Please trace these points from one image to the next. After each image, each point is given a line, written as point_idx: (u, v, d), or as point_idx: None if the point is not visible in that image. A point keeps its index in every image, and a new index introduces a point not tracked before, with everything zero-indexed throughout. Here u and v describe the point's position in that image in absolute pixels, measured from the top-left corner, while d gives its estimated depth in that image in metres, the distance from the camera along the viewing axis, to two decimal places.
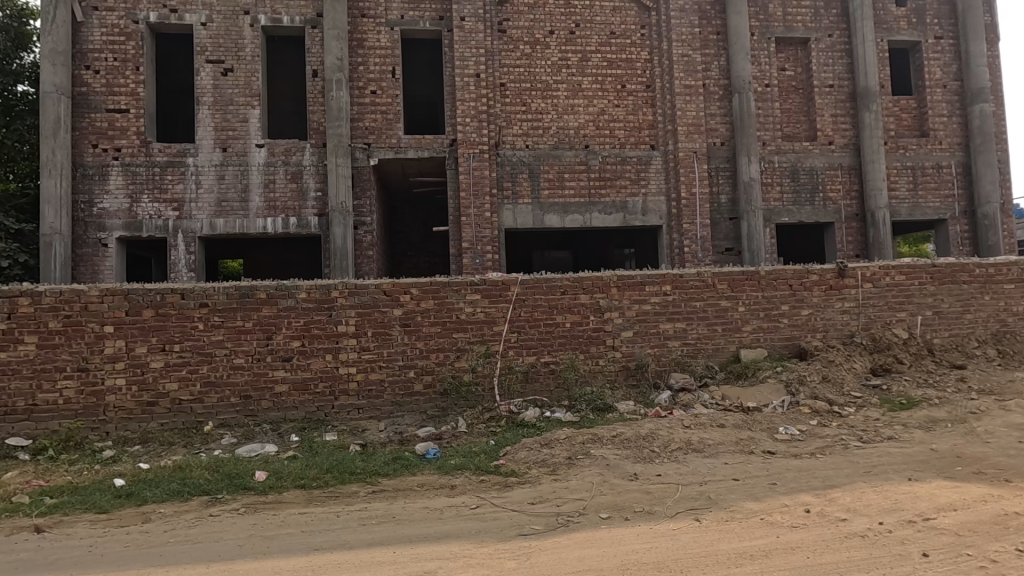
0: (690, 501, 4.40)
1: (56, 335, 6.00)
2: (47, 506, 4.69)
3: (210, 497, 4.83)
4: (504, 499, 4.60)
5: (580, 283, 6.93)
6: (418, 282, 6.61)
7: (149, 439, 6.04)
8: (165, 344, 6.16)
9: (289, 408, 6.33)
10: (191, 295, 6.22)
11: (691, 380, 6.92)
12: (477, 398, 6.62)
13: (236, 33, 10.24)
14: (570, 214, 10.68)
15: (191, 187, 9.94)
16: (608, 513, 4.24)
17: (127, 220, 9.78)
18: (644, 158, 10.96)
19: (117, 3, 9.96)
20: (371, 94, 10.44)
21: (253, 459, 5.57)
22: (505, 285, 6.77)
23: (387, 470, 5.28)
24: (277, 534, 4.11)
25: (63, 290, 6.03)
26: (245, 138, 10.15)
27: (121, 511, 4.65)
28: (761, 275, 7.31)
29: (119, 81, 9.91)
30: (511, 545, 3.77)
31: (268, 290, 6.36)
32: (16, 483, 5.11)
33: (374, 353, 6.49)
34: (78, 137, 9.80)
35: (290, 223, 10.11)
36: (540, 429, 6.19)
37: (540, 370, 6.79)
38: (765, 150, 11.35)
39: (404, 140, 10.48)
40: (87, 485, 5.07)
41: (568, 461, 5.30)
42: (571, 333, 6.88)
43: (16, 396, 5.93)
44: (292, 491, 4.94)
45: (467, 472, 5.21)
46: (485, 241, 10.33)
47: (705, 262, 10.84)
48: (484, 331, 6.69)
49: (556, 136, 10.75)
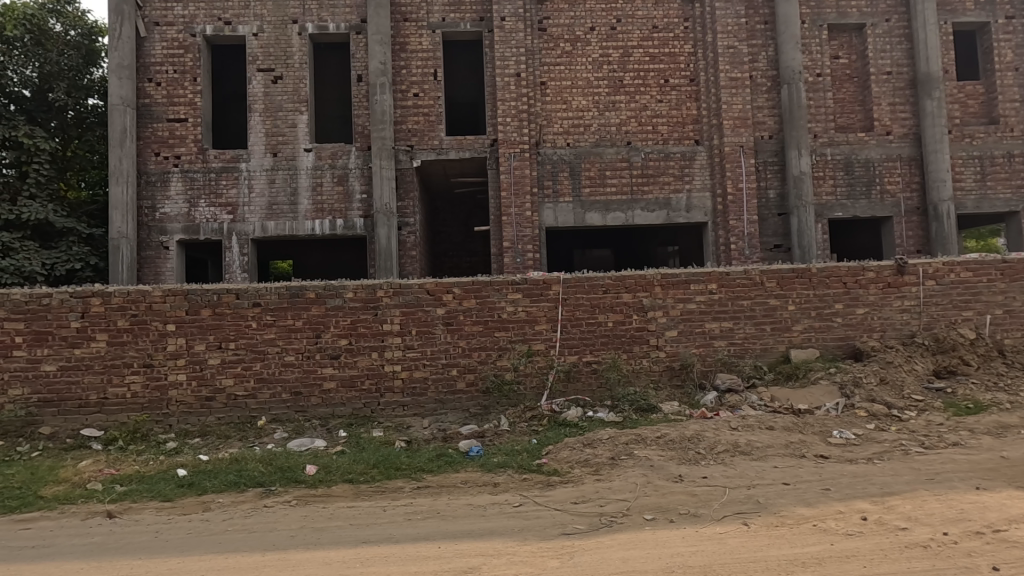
0: (737, 505, 4.29)
1: (124, 332, 6.39)
2: (118, 493, 5.01)
3: (264, 489, 5.04)
4: (547, 498, 4.61)
5: (623, 282, 6.85)
6: (461, 282, 6.69)
7: (208, 432, 6.34)
8: (221, 341, 6.46)
9: (337, 404, 6.53)
10: (245, 295, 6.50)
11: (738, 381, 6.75)
12: (519, 397, 6.66)
13: (285, 42, 10.62)
14: (612, 212, 10.55)
15: (245, 192, 10.38)
16: (652, 515, 4.18)
17: (186, 224, 10.29)
18: (688, 154, 10.73)
19: (177, 18, 10.49)
20: (414, 97, 10.63)
21: (304, 454, 5.77)
22: (547, 284, 6.78)
23: (431, 466, 5.38)
24: (327, 526, 4.25)
25: (130, 291, 6.40)
26: (294, 143, 10.51)
27: (183, 499, 4.92)
28: (813, 272, 7.04)
29: (178, 92, 10.44)
30: (553, 543, 3.78)
31: (317, 290, 6.57)
32: (90, 471, 5.45)
33: (418, 351, 6.62)
34: (142, 146, 10.37)
35: (337, 225, 10.39)
36: (583, 429, 6.18)
37: (582, 370, 6.77)
38: (816, 143, 10.92)
39: (446, 141, 10.62)
40: (153, 474, 5.38)
41: (611, 461, 5.26)
42: (614, 333, 6.82)
43: (89, 389, 6.35)
44: (341, 484, 5.10)
45: (509, 470, 5.25)
46: (526, 240, 10.35)
47: (752, 259, 10.54)
48: (525, 330, 6.71)
49: (598, 133, 10.66)
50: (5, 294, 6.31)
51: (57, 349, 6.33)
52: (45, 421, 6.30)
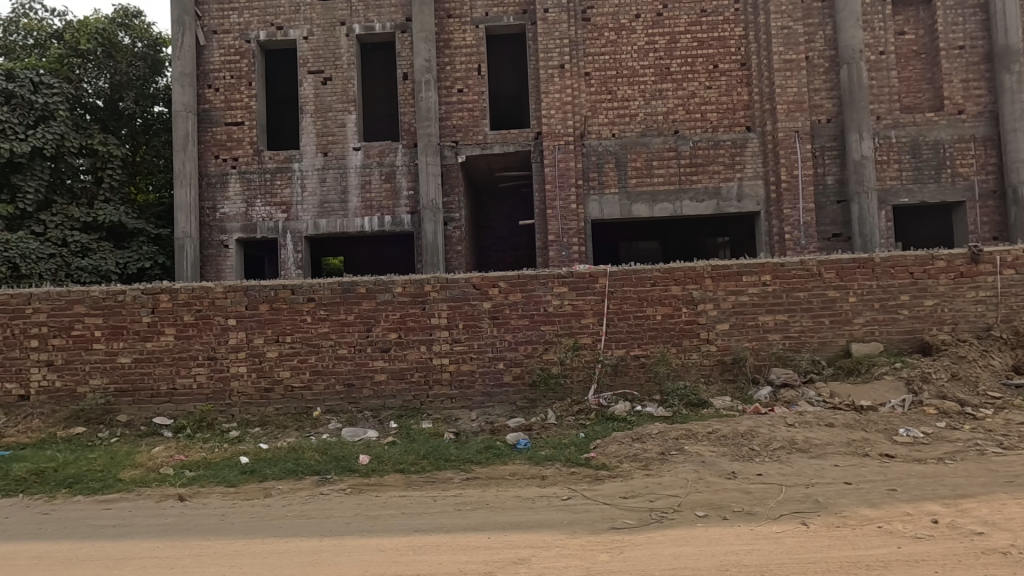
0: (795, 504, 4.14)
1: (190, 327, 6.76)
2: (187, 478, 5.32)
3: (320, 477, 5.24)
4: (595, 492, 4.59)
5: (672, 274, 6.70)
6: (507, 276, 6.71)
7: (267, 422, 6.63)
8: (279, 335, 6.74)
9: (387, 396, 6.70)
10: (300, 291, 6.75)
11: (794, 376, 6.51)
12: (566, 390, 6.64)
13: (334, 43, 10.91)
14: (659, 203, 10.34)
15: (298, 191, 10.74)
16: (704, 512, 4.09)
17: (244, 223, 10.75)
18: (739, 141, 10.38)
19: (233, 25, 10.94)
20: (458, 93, 10.72)
21: (357, 444, 5.96)
22: (593, 277, 6.72)
23: (480, 458, 5.45)
24: (380, 514, 4.38)
25: (194, 287, 6.76)
26: (344, 142, 10.80)
27: (246, 485, 5.18)
28: (876, 262, 6.68)
29: (235, 97, 10.90)
30: (603, 538, 3.75)
31: (367, 285, 6.75)
32: (162, 457, 5.81)
33: (465, 345, 6.70)
34: (203, 149, 10.88)
35: (386, 221, 10.62)
36: (631, 423, 6.12)
37: (630, 364, 6.68)
38: (879, 125, 10.34)
39: (490, 136, 10.66)
40: (218, 461, 5.68)
41: (661, 456, 5.18)
42: (662, 326, 6.69)
43: (160, 380, 6.75)
44: (392, 474, 5.24)
45: (557, 464, 5.25)
46: (572, 233, 10.27)
47: (809, 249, 10.10)
48: (572, 323, 6.69)
49: (644, 123, 10.45)
50: (84, 291, 6.77)
51: (131, 342, 6.76)
52: (122, 409, 6.75)
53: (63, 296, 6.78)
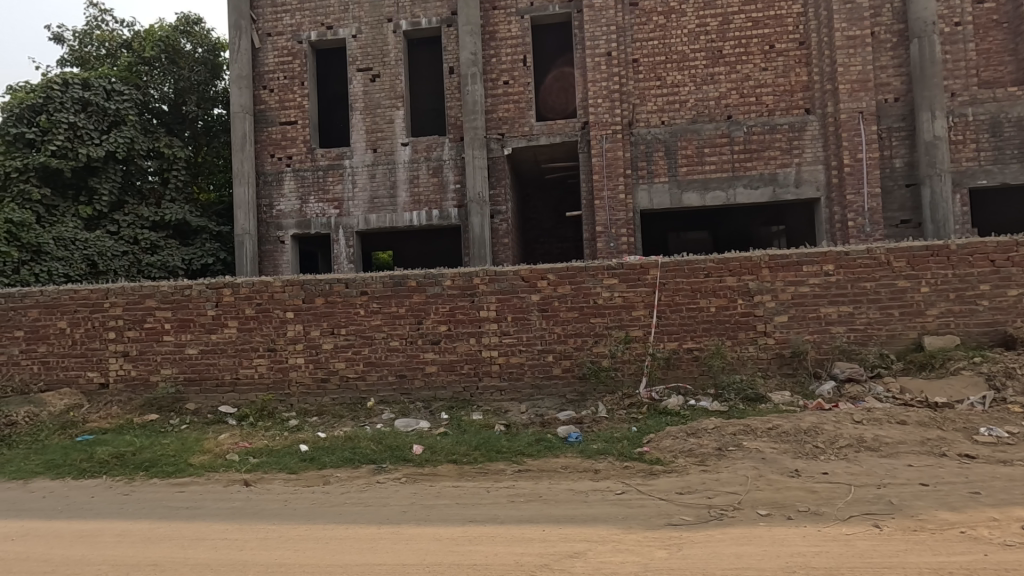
0: (866, 505, 3.93)
1: (251, 319, 7.05)
2: (251, 464, 5.56)
3: (376, 466, 5.37)
4: (650, 487, 4.50)
5: (726, 264, 6.48)
6: (555, 268, 6.65)
7: (324, 411, 6.83)
8: (334, 328, 6.94)
9: (438, 387, 6.80)
10: (353, 285, 6.91)
11: (860, 370, 6.19)
12: (617, 383, 6.56)
13: (382, 41, 11.07)
14: (711, 191, 10.01)
15: (349, 187, 11.00)
16: (767, 511, 3.94)
17: (298, 219, 11.09)
18: (797, 124, 9.91)
19: (285, 27, 11.27)
20: (504, 85, 10.69)
21: (410, 434, 6.07)
22: (644, 268, 6.57)
23: (531, 450, 5.45)
24: (435, 503, 4.44)
25: (255, 282, 7.03)
26: (392, 138, 10.98)
27: (306, 472, 5.36)
28: (951, 249, 6.24)
29: (288, 97, 11.24)
30: (661, 534, 3.67)
31: (417, 278, 6.84)
32: (228, 443, 6.09)
33: (514, 337, 6.70)
34: (260, 149, 11.29)
35: (433, 215, 10.74)
36: (685, 417, 5.97)
37: (682, 357, 6.53)
38: (953, 103, 9.65)
39: (536, 127, 10.59)
40: (279, 449, 5.91)
41: (718, 452, 5.03)
42: (717, 318, 6.49)
43: (224, 370, 7.08)
44: (445, 464, 5.31)
45: (610, 457, 5.19)
46: (620, 224, 10.07)
47: (873, 237, 9.57)
48: (622, 316, 6.58)
49: (695, 109, 10.12)
50: (155, 286, 7.17)
51: (197, 335, 7.11)
52: (190, 398, 7.12)
53: (136, 291, 7.20)
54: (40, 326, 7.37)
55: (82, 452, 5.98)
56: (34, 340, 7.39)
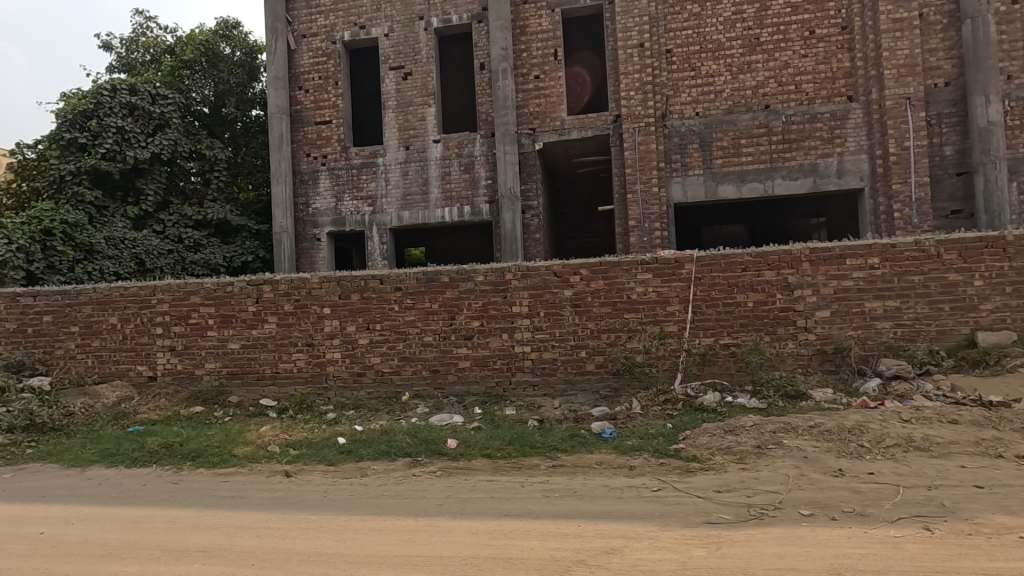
0: (915, 507, 3.78)
1: (290, 315, 7.23)
2: (291, 456, 5.72)
3: (412, 459, 5.45)
4: (687, 484, 4.44)
5: (765, 258, 6.31)
6: (588, 263, 6.60)
7: (360, 405, 6.96)
8: (369, 323, 7.06)
9: (471, 382, 6.85)
10: (388, 281, 7.01)
11: (907, 367, 5.96)
12: (651, 379, 6.48)
13: (413, 38, 11.16)
14: (748, 182, 9.77)
15: (382, 184, 11.15)
16: (809, 511, 3.83)
17: (333, 217, 11.30)
18: (839, 112, 9.57)
19: (320, 28, 11.48)
20: (535, 79, 10.65)
21: (444, 428, 6.13)
22: (679, 263, 6.46)
23: (565, 446, 5.44)
24: (470, 497, 4.48)
25: (293, 278, 7.20)
26: (424, 135, 11.08)
27: (344, 464, 5.48)
28: (1007, 241, 5.94)
29: (323, 96, 11.45)
30: (699, 532, 3.61)
31: (450, 274, 6.89)
32: (269, 435, 6.28)
33: (547, 333, 6.69)
34: (296, 148, 11.55)
35: (465, 211, 10.80)
36: (722, 414, 5.86)
37: (719, 353, 6.40)
38: (1009, 85, 9.15)
39: (568, 122, 10.52)
40: (318, 441, 6.05)
41: (757, 450, 4.92)
42: (754, 314, 6.33)
43: (265, 364, 7.29)
44: (479, 459, 5.35)
45: (645, 454, 5.13)
46: (654, 218, 9.92)
47: (922, 228, 9.18)
48: (656, 311, 6.49)
49: (731, 99, 9.87)
50: (199, 283, 7.42)
51: (239, 330, 7.34)
52: (233, 391, 7.36)
53: (182, 288, 7.46)
54: (94, 321, 7.73)
55: (134, 442, 6.25)
56: (89, 335, 7.76)
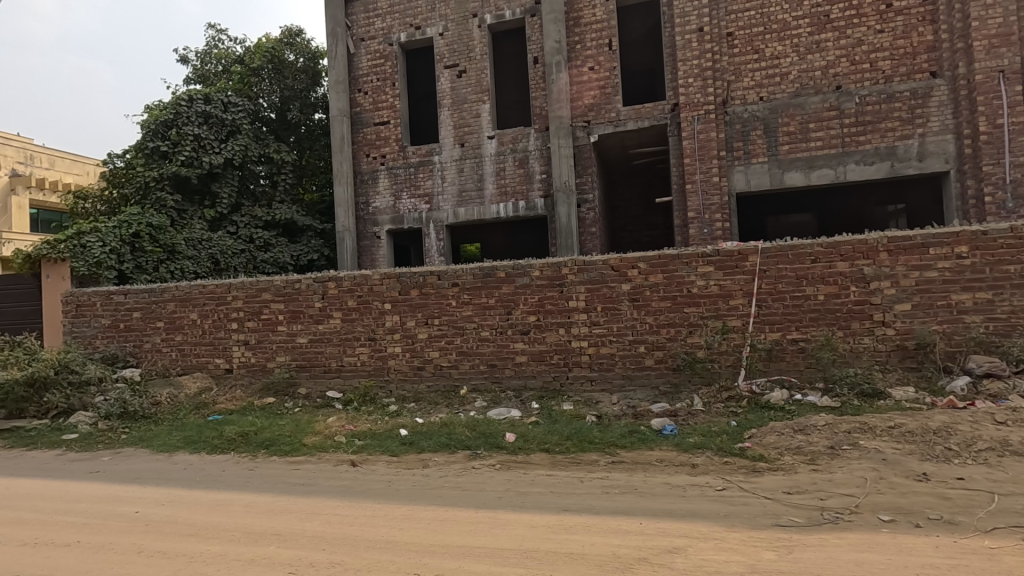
0: (1013, 517, 3.48)
1: (354, 310, 7.50)
2: (357, 446, 5.94)
3: (471, 452, 5.53)
4: (754, 484, 4.28)
5: (837, 248, 5.97)
6: (646, 257, 6.46)
7: (420, 398, 7.13)
8: (428, 318, 7.21)
9: (528, 377, 6.88)
10: (445, 276, 7.14)
11: (1001, 365, 5.48)
12: (713, 375, 6.28)
13: (467, 36, 11.27)
14: (817, 169, 9.26)
15: (438, 182, 11.34)
16: (890, 516, 3.60)
17: (392, 215, 11.61)
18: (921, 90, 8.89)
19: (377, 31, 11.78)
20: (589, 71, 10.50)
21: (502, 422, 6.19)
22: (743, 255, 6.21)
23: (624, 442, 5.37)
24: (530, 491, 4.50)
25: (356, 275, 7.46)
26: (479, 131, 11.17)
27: (406, 455, 5.63)
28: None
29: (381, 98, 11.76)
30: (768, 534, 3.48)
31: (507, 269, 6.92)
32: (336, 426, 6.55)
33: (604, 327, 6.62)
34: (357, 149, 11.93)
35: (520, 207, 10.82)
36: (791, 412, 5.61)
37: (786, 349, 6.12)
38: None
39: (623, 113, 10.32)
40: (381, 432, 6.25)
41: (830, 451, 4.68)
42: (826, 307, 6.00)
43: (331, 357, 7.60)
44: (538, 453, 5.37)
45: (708, 452, 4.99)
46: (715, 209, 9.58)
47: (1017, 213, 8.40)
48: (719, 305, 6.27)
49: (798, 81, 9.38)
50: (269, 281, 7.81)
51: (307, 324, 7.69)
52: (302, 382, 7.72)
53: (254, 285, 7.88)
54: (177, 317, 8.30)
55: (214, 430, 6.68)
56: (173, 330, 8.34)
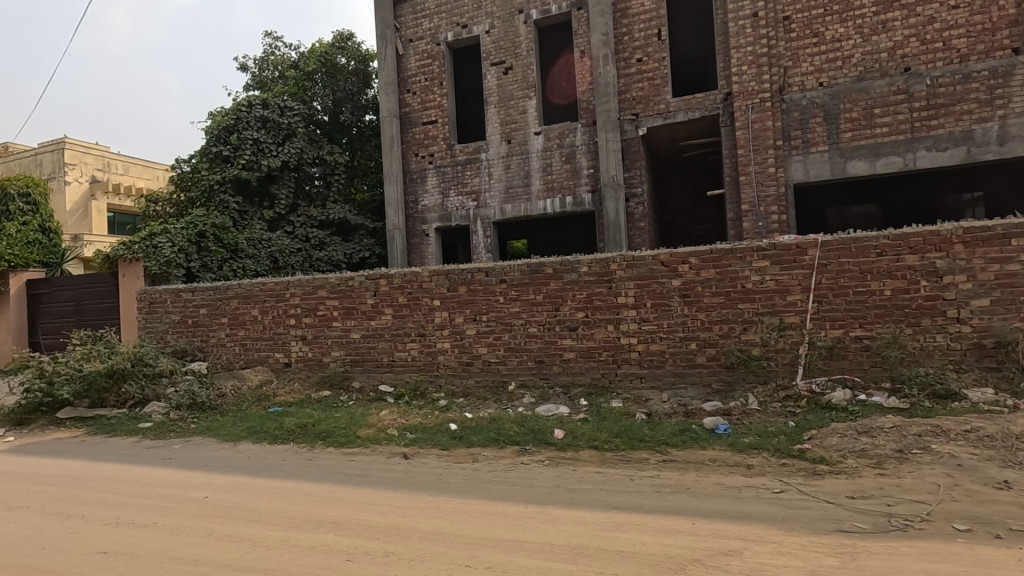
0: None
1: (404, 307, 7.67)
2: (408, 440, 6.08)
3: (520, 447, 5.56)
4: (814, 487, 4.11)
5: (906, 240, 5.63)
6: (698, 251, 6.29)
7: (469, 393, 7.22)
8: (476, 314, 7.29)
9: (577, 373, 6.84)
10: (493, 273, 7.18)
11: None
12: (769, 373, 6.06)
13: (513, 32, 11.28)
14: (883, 156, 8.76)
15: (485, 179, 11.42)
16: (966, 525, 3.38)
17: (441, 213, 11.78)
18: (1002, 69, 8.23)
19: (425, 32, 11.95)
20: (638, 62, 10.31)
21: (551, 418, 6.19)
22: (801, 248, 5.95)
23: (675, 441, 5.26)
24: (579, 487, 4.49)
25: (406, 272, 7.62)
26: (525, 128, 11.17)
27: (456, 449, 5.72)
28: None
29: (429, 97, 11.94)
30: (830, 540, 3.33)
31: (554, 265, 6.90)
32: (388, 420, 6.72)
33: (654, 324, 6.49)
34: (406, 149, 12.17)
35: (567, 202, 10.75)
36: (854, 413, 5.34)
37: (849, 347, 5.83)
38: None
39: (673, 104, 10.08)
40: (432, 427, 6.38)
41: (898, 455, 4.44)
42: (892, 303, 5.68)
43: (382, 352, 7.81)
44: (587, 450, 5.34)
45: (764, 453, 4.82)
46: (770, 201, 9.22)
47: None
48: (775, 301, 6.04)
49: (862, 64, 8.88)
50: (324, 278, 8.09)
51: (360, 321, 7.92)
52: (356, 376, 7.97)
53: (310, 283, 8.18)
54: (240, 313, 8.73)
55: (274, 421, 6.99)
56: (236, 325, 8.77)
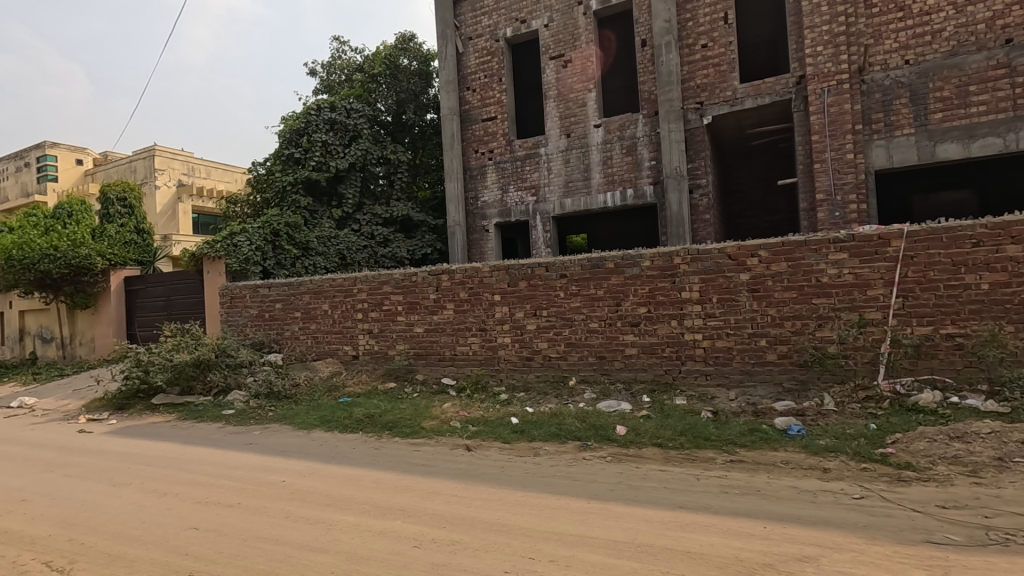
0: None
1: (465, 302, 7.80)
2: (471, 432, 6.19)
3: (582, 443, 5.53)
4: (899, 495, 3.84)
5: (1006, 229, 5.14)
6: (768, 244, 6.02)
7: (529, 387, 7.25)
8: (536, 309, 7.30)
9: (639, 369, 6.72)
10: (553, 268, 7.18)
11: None
12: (847, 372, 5.72)
13: (572, 25, 11.17)
14: (980, 138, 8.03)
15: (545, 173, 11.39)
16: None
17: (500, 208, 11.87)
18: None
19: (484, 29, 12.04)
20: (702, 49, 9.95)
21: (613, 414, 6.12)
22: (884, 240, 5.56)
23: (743, 441, 5.07)
24: (643, 485, 4.42)
25: (467, 268, 7.74)
26: (585, 120, 11.06)
27: (517, 443, 5.77)
28: None
29: (489, 94, 12.04)
30: (918, 551, 3.11)
31: (616, 260, 6.80)
32: (450, 412, 6.86)
33: (721, 320, 6.27)
34: (466, 146, 12.33)
35: (628, 195, 10.55)
36: (945, 416, 4.95)
37: (940, 345, 5.40)
38: None
39: (741, 90, 9.66)
40: (493, 420, 6.47)
41: (997, 464, 4.10)
42: (990, 298, 5.22)
43: (445, 346, 7.99)
44: (650, 448, 5.24)
45: (842, 456, 4.57)
46: (848, 189, 8.66)
47: None
48: (854, 296, 5.69)
49: (955, 38, 8.17)
50: (389, 274, 8.37)
51: (423, 315, 8.13)
52: (419, 369, 8.19)
53: (377, 278, 8.48)
54: (311, 307, 9.18)
55: (344, 411, 7.31)
56: (308, 319, 9.23)
